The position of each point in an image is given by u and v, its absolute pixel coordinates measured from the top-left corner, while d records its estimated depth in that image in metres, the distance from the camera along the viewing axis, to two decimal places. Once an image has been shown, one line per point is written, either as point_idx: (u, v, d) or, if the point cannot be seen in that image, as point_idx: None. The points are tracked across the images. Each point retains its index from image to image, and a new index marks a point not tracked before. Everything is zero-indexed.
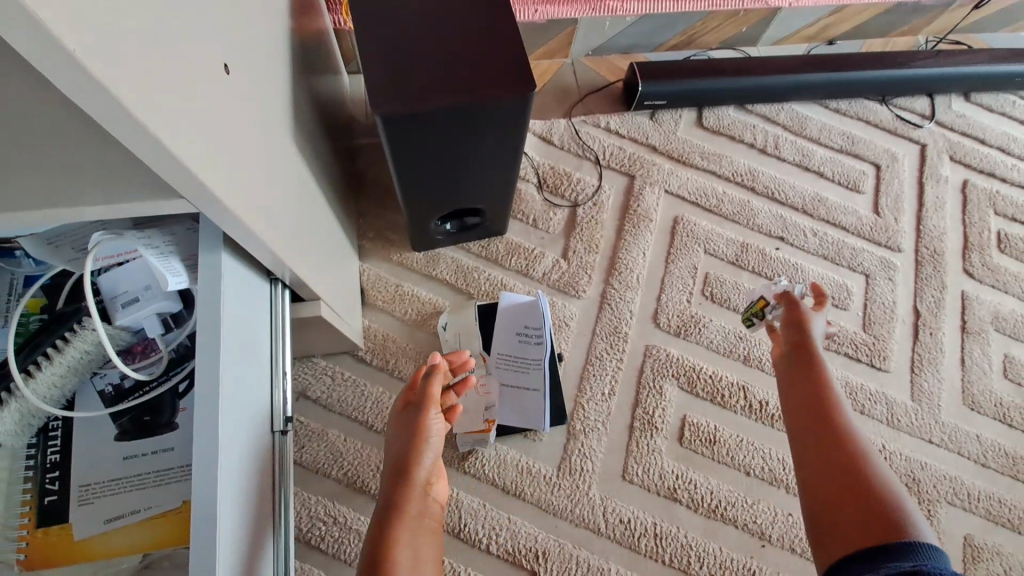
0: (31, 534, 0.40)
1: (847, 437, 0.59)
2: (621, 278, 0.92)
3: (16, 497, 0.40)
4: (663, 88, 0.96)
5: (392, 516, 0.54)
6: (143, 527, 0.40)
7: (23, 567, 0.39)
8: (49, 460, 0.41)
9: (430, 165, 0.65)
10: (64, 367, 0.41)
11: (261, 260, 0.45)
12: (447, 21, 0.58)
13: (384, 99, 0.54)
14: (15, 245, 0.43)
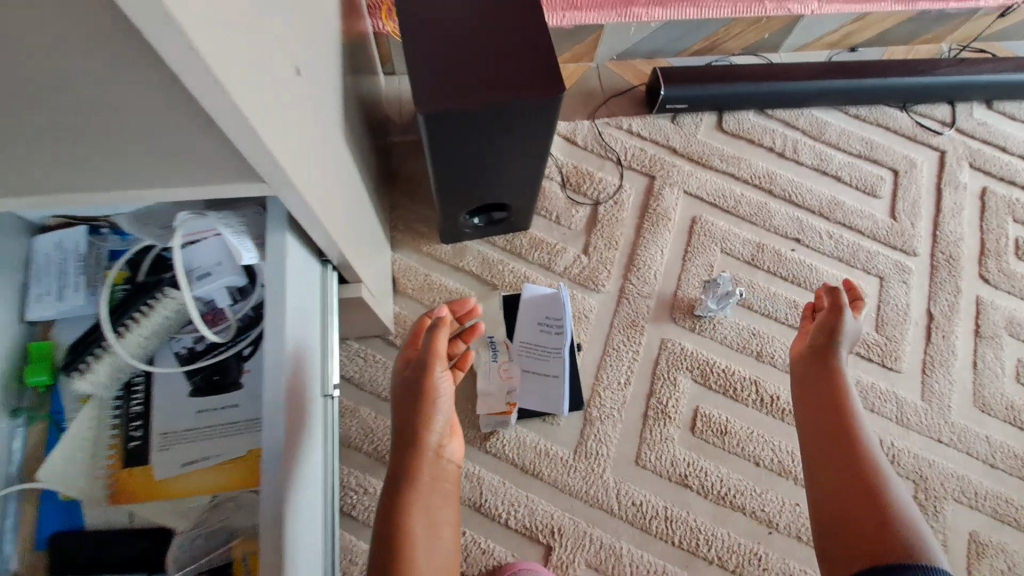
0: (118, 473, 0.46)
1: (863, 448, 0.67)
2: (639, 275, 0.96)
3: (105, 442, 0.47)
4: (685, 92, 1.00)
5: (405, 475, 0.61)
6: (214, 472, 0.46)
7: (111, 500, 0.46)
8: (132, 410, 0.48)
9: (464, 161, 0.70)
10: (150, 329, 0.47)
11: (318, 242, 0.50)
12: (485, 28, 0.63)
13: (426, 100, 0.59)
14: (102, 222, 0.49)
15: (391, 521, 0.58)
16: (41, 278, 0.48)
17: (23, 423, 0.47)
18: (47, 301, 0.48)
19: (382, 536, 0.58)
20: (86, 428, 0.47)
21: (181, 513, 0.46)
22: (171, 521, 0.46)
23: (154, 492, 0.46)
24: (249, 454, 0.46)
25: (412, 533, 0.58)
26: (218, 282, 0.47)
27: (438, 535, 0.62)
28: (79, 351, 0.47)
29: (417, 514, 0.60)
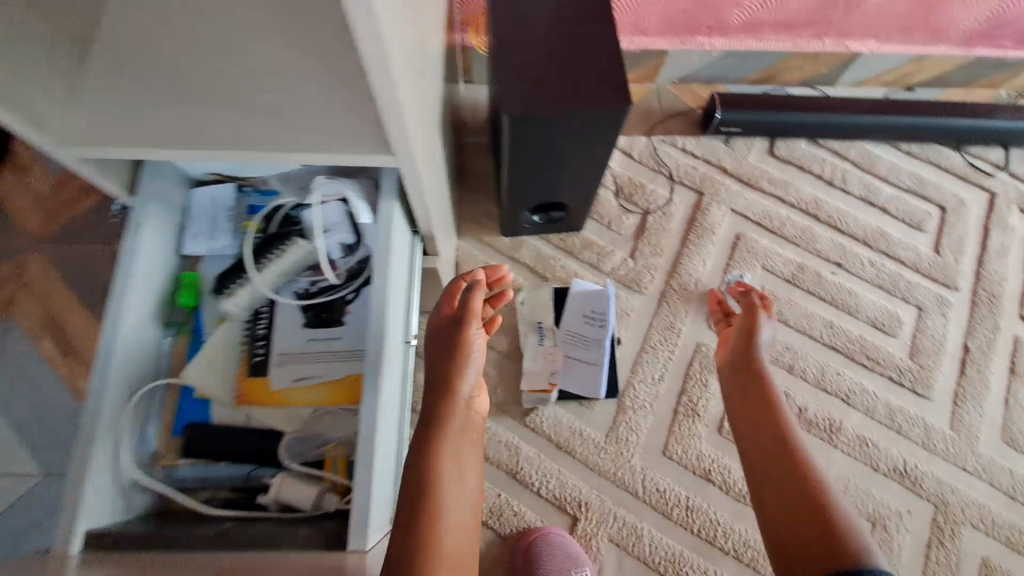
0: (243, 381, 0.57)
1: (792, 443, 0.71)
2: (681, 281, 1.02)
3: (235, 355, 0.58)
4: (740, 117, 1.07)
5: (433, 431, 0.58)
6: (319, 389, 0.57)
7: (235, 402, 0.57)
8: (257, 333, 0.59)
9: (535, 161, 0.79)
10: (281, 268, 0.58)
11: (418, 213, 0.61)
12: (567, 45, 0.72)
13: (512, 103, 0.69)
14: (248, 181, 0.62)
15: (418, 477, 0.55)
16: (197, 221, 0.60)
17: (171, 334, 0.58)
18: (200, 239, 0.59)
19: (407, 496, 0.54)
20: (219, 343, 0.58)
21: (289, 418, 0.57)
22: (279, 424, 0.57)
23: (269, 399, 0.57)
24: (347, 377, 0.57)
25: (437, 493, 0.54)
26: (336, 236, 0.58)
27: (465, 493, 0.58)
28: (225, 281, 0.58)
29: (448, 465, 0.57)
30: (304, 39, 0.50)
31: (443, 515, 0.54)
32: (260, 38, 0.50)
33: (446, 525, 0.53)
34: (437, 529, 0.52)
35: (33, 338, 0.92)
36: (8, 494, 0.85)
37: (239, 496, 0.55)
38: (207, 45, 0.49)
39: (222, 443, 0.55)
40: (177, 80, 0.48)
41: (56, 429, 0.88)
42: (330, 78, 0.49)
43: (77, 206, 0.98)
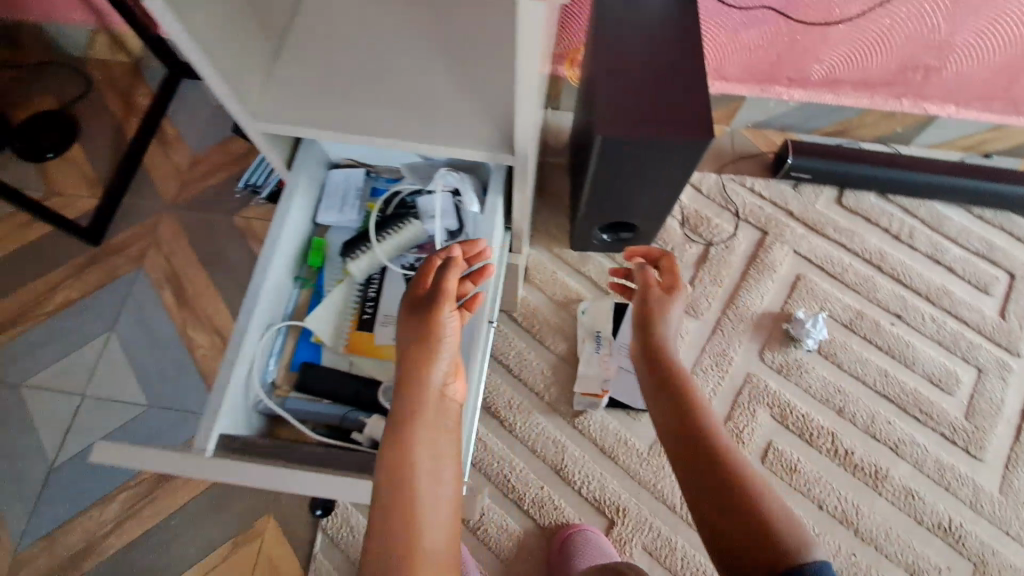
0: (352, 333, 0.67)
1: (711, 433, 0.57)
2: (737, 311, 1.06)
3: (348, 311, 0.68)
4: (811, 164, 1.12)
5: (404, 426, 0.52)
6: None
7: (344, 349, 0.66)
8: (367, 295, 0.68)
9: (615, 181, 0.86)
10: (397, 242, 0.68)
11: (516, 211, 0.71)
12: (659, 76, 0.78)
13: (605, 125, 0.75)
14: (376, 167, 0.74)
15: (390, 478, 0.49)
16: (331, 196, 0.71)
17: (298, 286, 0.69)
18: (332, 210, 0.70)
19: (383, 497, 0.49)
20: (337, 299, 0.67)
21: (385, 369, 0.66)
22: (377, 374, 0.66)
23: (373, 352, 0.66)
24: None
25: (414, 490, 0.49)
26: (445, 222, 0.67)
27: (440, 492, 0.50)
28: (348, 248, 0.68)
29: (424, 460, 0.51)
30: (455, 56, 0.60)
31: (422, 511, 0.49)
32: (419, 51, 0.60)
33: (427, 521, 0.48)
34: (418, 524, 0.48)
35: (156, 288, 1.06)
36: (120, 419, 0.98)
37: (335, 432, 0.64)
38: (377, 53, 0.60)
39: (330, 384, 0.64)
40: (349, 79, 0.59)
41: (165, 370, 1.00)
42: (472, 88, 0.59)
43: (211, 181, 1.16)
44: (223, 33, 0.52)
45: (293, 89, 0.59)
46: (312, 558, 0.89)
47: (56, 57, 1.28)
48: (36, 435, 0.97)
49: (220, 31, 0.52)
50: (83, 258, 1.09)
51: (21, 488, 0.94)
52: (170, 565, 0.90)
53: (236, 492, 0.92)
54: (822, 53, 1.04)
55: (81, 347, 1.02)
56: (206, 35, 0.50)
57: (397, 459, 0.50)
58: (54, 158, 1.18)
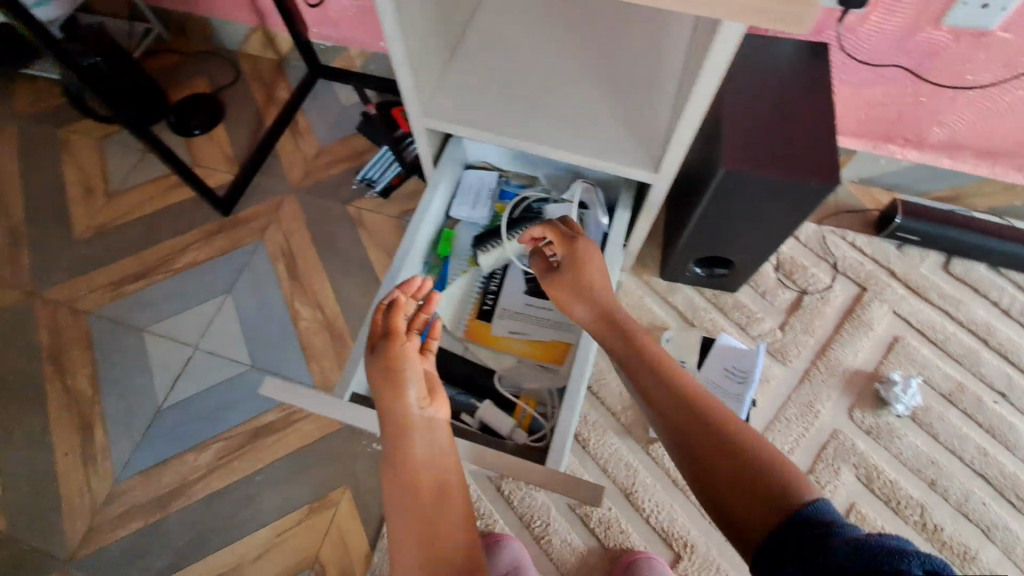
0: (471, 320, 0.73)
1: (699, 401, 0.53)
2: (827, 364, 1.04)
3: (470, 300, 0.74)
4: (919, 226, 1.10)
5: (400, 457, 0.54)
6: (527, 343, 0.71)
7: (462, 334, 0.73)
8: (489, 289, 0.74)
9: (727, 215, 0.87)
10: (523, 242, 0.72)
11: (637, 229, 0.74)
12: (787, 117, 0.80)
13: (733, 159, 0.76)
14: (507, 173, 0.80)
15: (402, 505, 0.54)
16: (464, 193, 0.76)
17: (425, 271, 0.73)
18: (465, 206, 0.75)
19: (399, 520, 0.54)
20: (459, 288, 0.74)
21: (498, 358, 0.72)
22: (490, 361, 0.72)
23: (490, 341, 0.72)
24: (551, 341, 0.71)
25: (424, 514, 0.53)
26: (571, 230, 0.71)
27: (450, 505, 0.55)
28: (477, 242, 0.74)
29: (426, 479, 0.55)
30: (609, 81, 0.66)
31: (441, 524, 0.53)
32: (577, 73, 0.67)
33: (443, 535, 0.53)
34: (439, 540, 0.53)
35: (272, 261, 1.16)
36: (223, 376, 1.05)
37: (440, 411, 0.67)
38: (540, 71, 0.68)
39: (445, 364, 0.69)
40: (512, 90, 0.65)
41: (270, 336, 1.09)
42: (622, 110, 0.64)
43: (331, 171, 1.26)
44: (422, 39, 0.60)
45: (462, 93, 0.67)
46: (380, 536, 0.92)
47: (213, 48, 1.44)
48: (151, 377, 1.06)
49: (422, 38, 0.60)
50: (213, 226, 1.21)
51: (131, 424, 1.03)
52: (249, 518, 0.95)
53: (318, 460, 0.98)
54: (945, 117, 1.03)
55: (199, 304, 1.12)
56: (407, 39, 0.57)
57: (404, 483, 0.54)
58: (200, 135, 1.33)
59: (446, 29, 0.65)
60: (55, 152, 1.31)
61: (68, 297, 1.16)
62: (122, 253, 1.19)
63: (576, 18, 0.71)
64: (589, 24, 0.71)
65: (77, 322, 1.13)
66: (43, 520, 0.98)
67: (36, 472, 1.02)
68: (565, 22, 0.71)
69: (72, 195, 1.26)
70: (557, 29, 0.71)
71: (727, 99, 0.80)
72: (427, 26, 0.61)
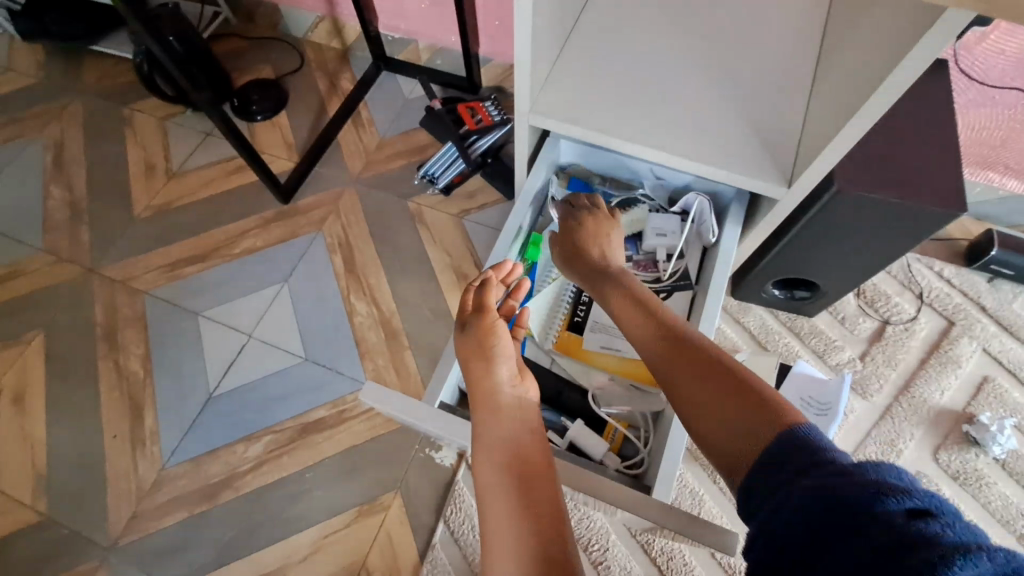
0: (562, 330, 0.69)
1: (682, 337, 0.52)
2: (910, 400, 0.97)
3: (559, 310, 0.70)
4: (1016, 260, 1.02)
5: (489, 442, 0.49)
6: (621, 360, 0.66)
7: (552, 344, 0.69)
8: (579, 298, 0.71)
9: (823, 238, 0.81)
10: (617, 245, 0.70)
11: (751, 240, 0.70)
12: (902, 137, 0.74)
13: (844, 177, 0.71)
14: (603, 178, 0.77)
15: (499, 500, 0.46)
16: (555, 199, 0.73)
17: None
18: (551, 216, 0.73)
19: (494, 522, 0.45)
20: (550, 294, 0.71)
21: (588, 375, 0.67)
22: (578, 376, 0.67)
23: (579, 355, 0.68)
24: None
25: (519, 505, 0.45)
26: (674, 242, 0.69)
27: (542, 496, 0.46)
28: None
29: (517, 468, 0.47)
30: (727, 92, 0.63)
31: (537, 518, 0.45)
32: (696, 78, 0.64)
33: (543, 533, 0.44)
34: (539, 541, 0.43)
35: (330, 253, 1.14)
36: (276, 367, 1.03)
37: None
38: (659, 72, 0.64)
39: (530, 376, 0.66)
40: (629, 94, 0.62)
41: (324, 329, 1.06)
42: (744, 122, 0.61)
43: (392, 165, 1.24)
44: (545, 30, 0.58)
45: (575, 89, 0.64)
46: (430, 547, 0.88)
47: (278, 35, 1.43)
48: (203, 363, 1.05)
49: (545, 28, 0.58)
50: (272, 213, 1.19)
51: (180, 409, 1.01)
52: (296, 517, 0.92)
53: (369, 461, 0.94)
54: None
55: (255, 292, 1.10)
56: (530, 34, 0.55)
57: (496, 473, 0.47)
58: (261, 121, 1.31)
59: (563, 21, 0.63)
60: (118, 130, 1.31)
61: (124, 275, 1.15)
62: (180, 235, 1.18)
63: (694, 19, 0.68)
64: (708, 27, 0.67)
65: (132, 301, 1.12)
66: (87, 502, 0.96)
67: (84, 450, 1.00)
68: (682, 22, 0.68)
69: (133, 173, 1.26)
70: (674, 30, 0.67)
71: None
72: (550, 17, 0.58)
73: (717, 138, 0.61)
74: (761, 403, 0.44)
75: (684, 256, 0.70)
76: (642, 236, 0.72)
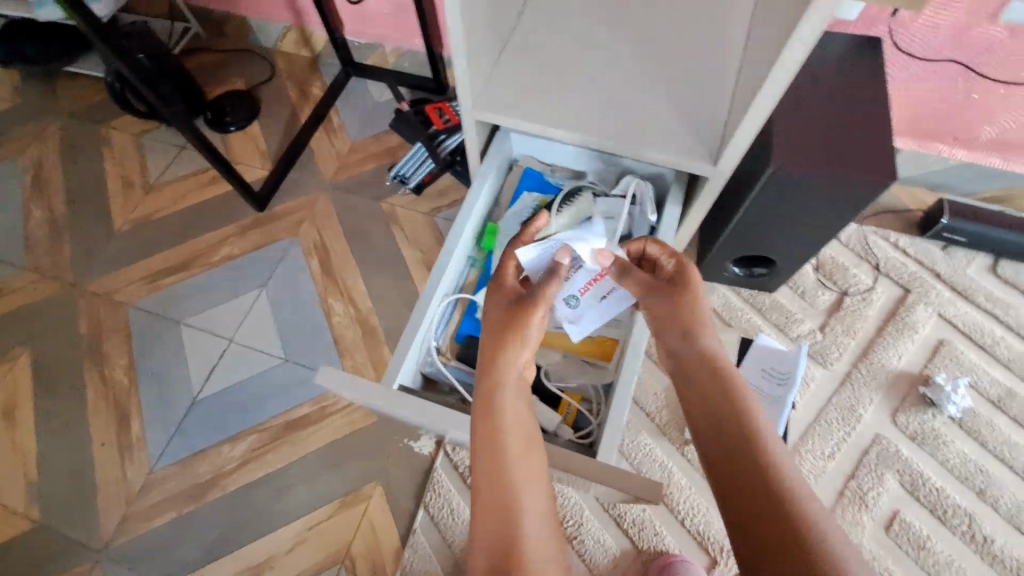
0: None
1: (742, 419, 0.50)
2: (869, 367, 1.01)
3: None
4: (967, 227, 1.06)
5: (494, 413, 0.54)
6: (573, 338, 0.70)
7: None
8: None
9: (771, 214, 0.85)
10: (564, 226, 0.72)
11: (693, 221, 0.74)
12: (835, 114, 0.78)
13: (780, 153, 0.75)
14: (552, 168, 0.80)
15: (489, 465, 0.52)
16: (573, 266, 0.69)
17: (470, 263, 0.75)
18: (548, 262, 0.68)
19: (483, 478, 0.52)
20: None
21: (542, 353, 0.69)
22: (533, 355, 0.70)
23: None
24: (600, 338, 0.70)
25: (511, 472, 0.51)
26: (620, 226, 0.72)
27: (533, 464, 0.53)
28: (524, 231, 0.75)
29: (518, 439, 0.53)
30: (658, 79, 0.66)
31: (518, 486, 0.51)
32: (629, 67, 0.67)
33: (526, 497, 0.51)
34: (519, 504, 0.50)
35: (306, 256, 1.17)
36: (257, 369, 1.06)
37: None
38: (595, 63, 0.68)
39: None
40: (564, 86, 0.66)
41: (303, 330, 1.09)
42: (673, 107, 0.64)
43: (363, 168, 1.27)
44: (480, 29, 0.61)
45: (516, 84, 0.67)
46: (412, 533, 0.91)
47: (249, 46, 1.46)
48: (187, 369, 1.08)
49: (479, 28, 0.61)
50: (248, 221, 1.22)
51: (166, 414, 1.05)
52: (282, 511, 0.95)
53: (350, 454, 0.98)
54: (999, 114, 0.99)
55: (235, 297, 1.14)
56: (463, 33, 0.58)
57: (494, 442, 0.53)
58: (235, 132, 1.34)
59: (501, 20, 0.66)
60: (96, 148, 1.34)
61: (107, 288, 1.18)
62: (160, 247, 1.21)
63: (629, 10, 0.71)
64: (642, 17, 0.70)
65: (115, 312, 1.15)
66: (80, 508, 0.99)
67: (75, 459, 1.03)
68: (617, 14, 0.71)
69: (112, 189, 1.29)
70: (609, 23, 0.70)
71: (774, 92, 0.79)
72: (484, 15, 0.62)
73: (650, 122, 0.64)
74: (795, 519, 0.44)
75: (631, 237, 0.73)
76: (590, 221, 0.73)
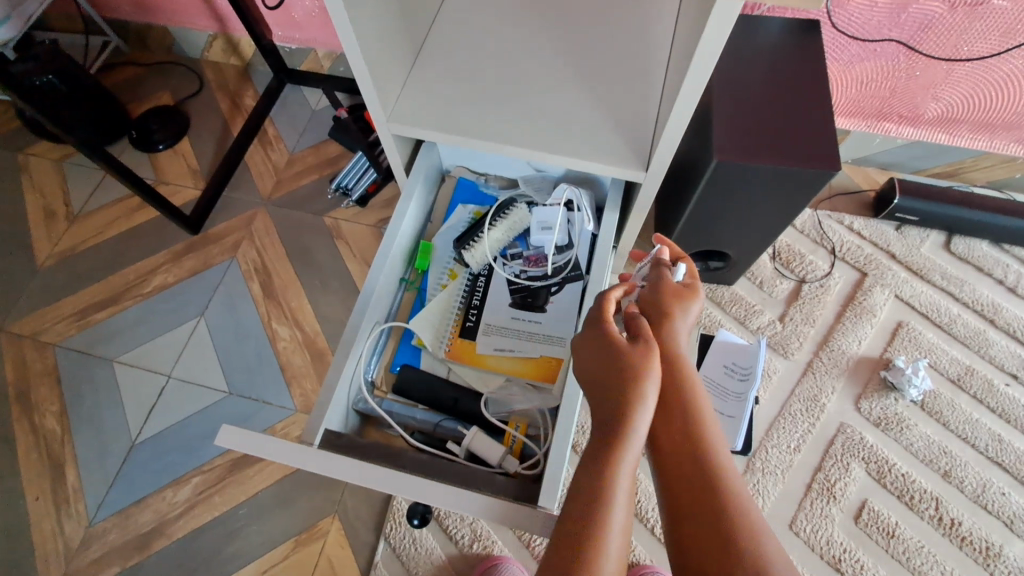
0: (454, 339, 0.75)
1: (706, 448, 0.48)
2: (830, 355, 1.00)
3: (451, 317, 0.76)
4: (918, 206, 1.04)
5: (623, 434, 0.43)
6: (515, 360, 0.74)
7: (445, 354, 0.74)
8: (473, 300, 0.77)
9: (717, 209, 0.83)
10: (490, 239, 0.76)
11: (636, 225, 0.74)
12: (774, 102, 0.75)
13: (722, 150, 0.72)
14: (485, 176, 0.83)
15: (589, 491, 0.42)
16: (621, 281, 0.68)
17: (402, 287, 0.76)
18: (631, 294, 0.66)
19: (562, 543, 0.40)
20: (441, 303, 0.76)
21: (484, 380, 0.73)
22: (474, 382, 0.73)
23: (475, 361, 0.74)
24: (541, 358, 0.73)
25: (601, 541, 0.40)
26: (557, 236, 0.73)
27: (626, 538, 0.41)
28: (455, 250, 0.78)
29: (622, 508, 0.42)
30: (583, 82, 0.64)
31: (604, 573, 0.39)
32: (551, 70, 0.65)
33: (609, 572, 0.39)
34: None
35: (247, 279, 1.11)
36: (201, 405, 1.01)
37: (429, 438, 0.71)
38: (516, 76, 0.67)
39: (430, 391, 0.71)
40: (486, 99, 0.65)
41: (247, 360, 1.03)
42: (602, 115, 0.64)
43: (304, 180, 1.20)
44: (383, 48, 0.60)
45: (432, 99, 0.66)
46: (373, 566, 0.87)
47: (174, 58, 1.37)
48: (122, 411, 1.01)
49: (381, 43, 0.59)
50: (182, 245, 1.15)
51: (102, 461, 0.98)
52: (233, 555, 0.90)
53: (304, 487, 0.93)
54: (941, 90, 0.97)
55: (172, 330, 1.07)
56: (362, 49, 0.56)
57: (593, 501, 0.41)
58: (164, 150, 1.26)
59: (408, 35, 0.64)
60: (9, 178, 1.25)
61: (31, 329, 1.09)
62: (88, 280, 1.13)
63: (546, 19, 0.71)
64: (561, 26, 0.70)
65: (42, 355, 1.07)
66: (10, 570, 0.92)
67: (6, 518, 0.96)
68: (536, 24, 0.70)
69: (31, 220, 1.20)
70: (528, 32, 0.70)
71: (713, 85, 0.76)
72: (383, 30, 0.59)
73: (574, 130, 0.64)
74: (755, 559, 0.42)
75: (571, 247, 0.76)
76: (529, 231, 0.77)
